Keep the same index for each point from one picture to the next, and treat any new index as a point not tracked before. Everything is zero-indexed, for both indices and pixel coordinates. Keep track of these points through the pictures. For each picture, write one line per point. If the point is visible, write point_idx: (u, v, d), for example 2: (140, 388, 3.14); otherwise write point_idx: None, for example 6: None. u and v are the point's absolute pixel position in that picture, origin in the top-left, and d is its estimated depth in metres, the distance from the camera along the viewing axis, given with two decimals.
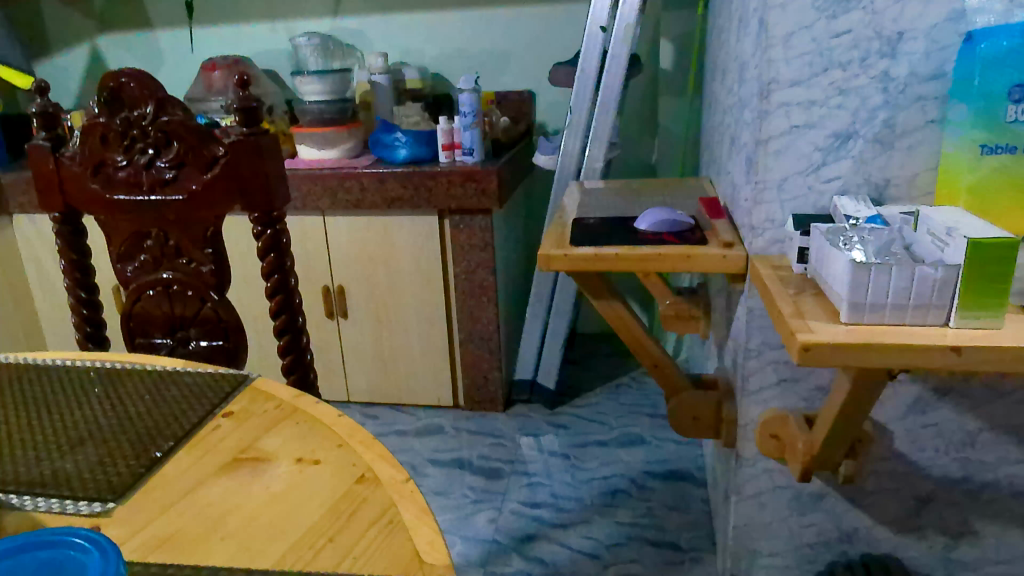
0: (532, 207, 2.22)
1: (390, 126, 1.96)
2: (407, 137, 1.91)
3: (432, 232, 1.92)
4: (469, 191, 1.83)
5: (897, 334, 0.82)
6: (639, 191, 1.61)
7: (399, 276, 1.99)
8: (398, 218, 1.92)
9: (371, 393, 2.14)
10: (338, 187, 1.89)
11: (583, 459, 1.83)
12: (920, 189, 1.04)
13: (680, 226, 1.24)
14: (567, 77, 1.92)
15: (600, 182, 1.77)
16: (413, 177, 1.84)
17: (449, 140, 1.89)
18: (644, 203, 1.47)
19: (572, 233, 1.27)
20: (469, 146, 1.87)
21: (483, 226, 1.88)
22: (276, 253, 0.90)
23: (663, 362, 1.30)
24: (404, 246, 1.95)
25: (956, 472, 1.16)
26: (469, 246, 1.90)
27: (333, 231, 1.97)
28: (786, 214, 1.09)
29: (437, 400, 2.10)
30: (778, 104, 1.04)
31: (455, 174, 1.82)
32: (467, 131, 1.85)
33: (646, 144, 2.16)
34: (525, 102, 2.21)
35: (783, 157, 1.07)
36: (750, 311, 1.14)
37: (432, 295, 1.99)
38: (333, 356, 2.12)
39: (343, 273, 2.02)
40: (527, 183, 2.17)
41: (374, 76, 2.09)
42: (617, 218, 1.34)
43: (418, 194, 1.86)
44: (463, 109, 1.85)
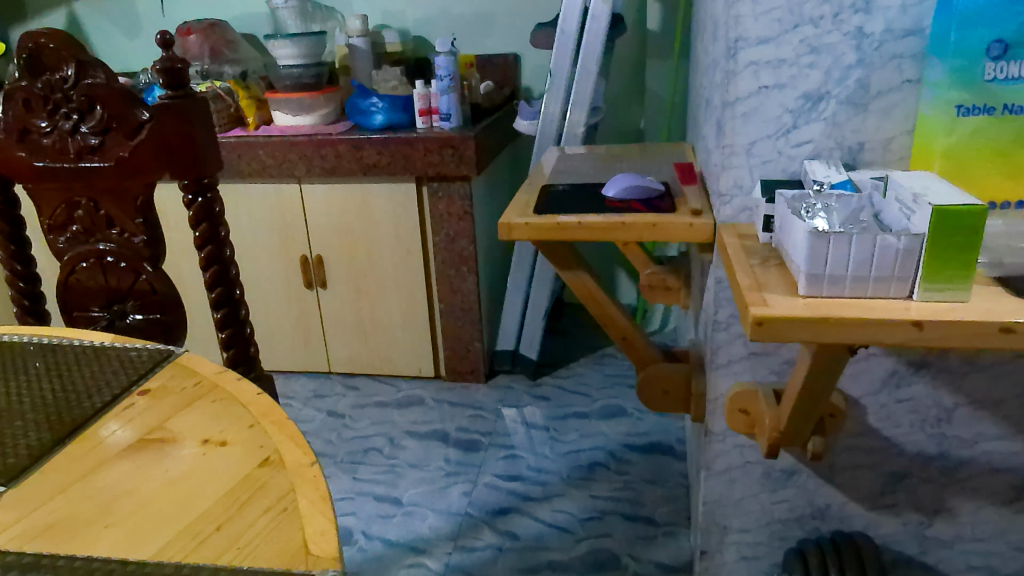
0: (516, 173, 2.17)
1: (368, 91, 1.89)
2: (384, 102, 1.84)
3: (410, 200, 1.87)
4: (446, 159, 1.77)
5: (856, 307, 0.77)
6: (618, 157, 1.56)
7: (379, 246, 1.95)
8: (375, 185, 1.87)
9: (351, 363, 2.10)
10: (313, 154, 1.84)
11: (564, 431, 1.80)
12: (896, 153, 0.99)
13: (648, 193, 1.18)
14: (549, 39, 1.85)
15: (581, 147, 1.71)
16: (390, 145, 1.78)
17: (426, 105, 1.81)
18: (620, 169, 1.42)
19: (539, 200, 1.22)
20: (447, 110, 1.79)
21: (461, 194, 1.83)
22: (208, 223, 0.86)
23: (632, 334, 1.25)
24: (382, 215, 1.91)
25: (931, 449, 1.13)
26: (448, 216, 1.86)
27: (310, 199, 1.92)
28: (755, 180, 1.04)
29: (418, 371, 2.07)
30: (746, 64, 0.99)
31: (432, 140, 1.76)
32: (445, 95, 1.78)
33: (634, 109, 2.09)
34: (510, 66, 2.15)
35: (751, 120, 1.01)
36: (719, 282, 1.09)
37: (411, 264, 1.95)
38: (313, 327, 2.08)
39: (321, 242, 1.97)
40: (511, 149, 2.12)
41: (352, 39, 2.02)
42: (587, 185, 1.29)
43: (394, 160, 1.80)
44: (440, 73, 1.78)
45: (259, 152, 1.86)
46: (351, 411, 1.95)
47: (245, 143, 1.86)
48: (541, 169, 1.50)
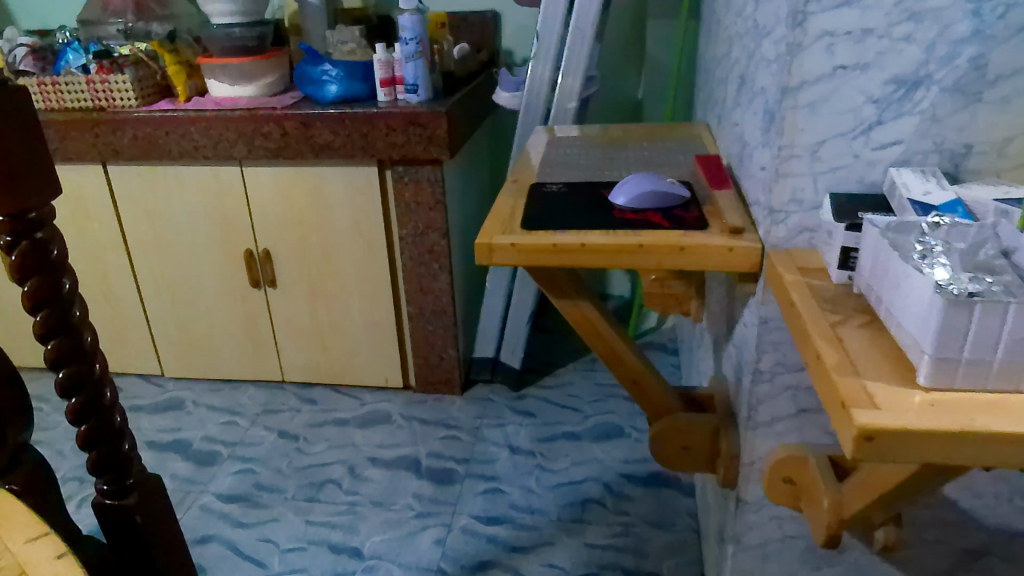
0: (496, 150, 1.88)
1: (319, 56, 1.56)
2: (338, 69, 1.52)
3: (371, 186, 1.58)
4: (411, 139, 1.48)
5: (1004, 411, 0.52)
6: (620, 141, 1.28)
7: (336, 240, 1.65)
8: (330, 169, 1.57)
9: (308, 371, 1.82)
10: (254, 132, 1.52)
11: (551, 457, 1.56)
12: (1012, 159, 0.73)
13: (670, 200, 0.90)
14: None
15: (574, 126, 1.43)
16: (346, 122, 1.48)
17: (388, 74, 1.50)
18: (625, 160, 1.14)
19: (528, 205, 0.94)
20: (413, 80, 1.48)
21: (432, 180, 1.54)
22: (48, 289, 0.70)
23: (643, 376, 1.00)
24: (339, 204, 1.61)
25: (1020, 525, 0.90)
26: (415, 205, 1.57)
27: (254, 184, 1.61)
28: (819, 192, 0.76)
29: (385, 381, 1.80)
30: (818, 35, 0.70)
31: (396, 116, 1.46)
32: (410, 62, 1.47)
33: (631, 76, 1.80)
34: (488, 25, 1.85)
35: (818, 113, 0.73)
36: (764, 323, 0.83)
37: (374, 262, 1.67)
38: (262, 330, 1.79)
39: (268, 233, 1.67)
40: (488, 123, 1.83)
41: None
42: (588, 182, 1.02)
43: (351, 140, 1.50)
44: (403, 35, 1.46)
45: (190, 129, 1.54)
46: (306, 431, 1.68)
47: (171, 117, 1.54)
48: (528, 158, 1.22)
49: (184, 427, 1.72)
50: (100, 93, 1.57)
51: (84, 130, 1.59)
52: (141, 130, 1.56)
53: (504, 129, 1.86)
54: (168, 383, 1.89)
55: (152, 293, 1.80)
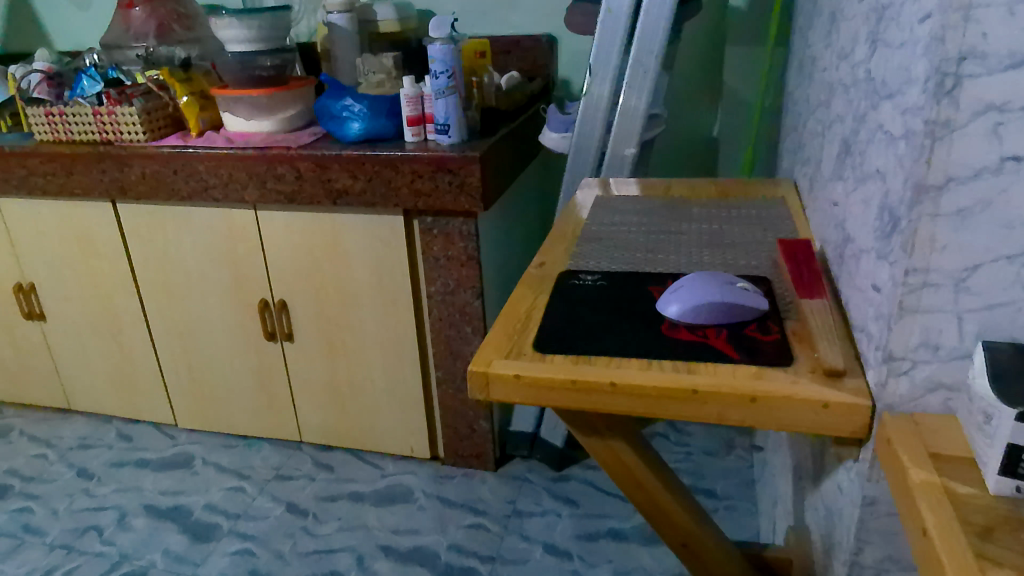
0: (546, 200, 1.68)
1: (342, 88, 1.40)
2: (362, 105, 1.35)
3: (395, 237, 1.39)
4: (438, 187, 1.28)
5: None
6: (684, 202, 1.04)
7: (356, 294, 1.47)
8: (350, 216, 1.40)
9: (326, 434, 1.65)
10: (266, 173, 1.37)
11: (590, 562, 1.31)
12: None
13: (737, 314, 0.66)
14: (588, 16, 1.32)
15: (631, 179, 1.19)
16: (365, 165, 1.30)
17: (416, 111, 1.32)
18: (687, 233, 0.90)
19: (550, 308, 0.72)
20: (444, 117, 1.28)
21: (464, 233, 1.34)
22: None
23: (695, 536, 0.75)
24: (359, 254, 1.43)
25: None
26: (445, 259, 1.38)
27: (267, 227, 1.46)
28: (965, 336, 0.51)
29: (410, 450, 1.60)
30: (973, 110, 0.46)
31: (422, 161, 1.27)
32: (440, 98, 1.27)
33: (706, 111, 1.55)
34: (541, 51, 1.67)
35: (969, 223, 0.49)
36: (873, 506, 0.58)
37: (397, 320, 1.48)
38: (277, 385, 1.63)
39: (283, 282, 1.51)
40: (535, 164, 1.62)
41: (330, 16, 1.54)
42: (631, 272, 0.79)
43: (372, 186, 1.32)
44: (433, 67, 1.25)
45: (198, 167, 1.41)
46: (316, 506, 1.49)
47: (179, 154, 1.41)
48: (573, 214, 1.01)
49: (187, 491, 1.56)
50: (106, 126, 1.47)
51: (90, 165, 1.49)
52: (148, 167, 1.44)
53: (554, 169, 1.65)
54: (181, 435, 1.75)
55: (164, 340, 1.68)
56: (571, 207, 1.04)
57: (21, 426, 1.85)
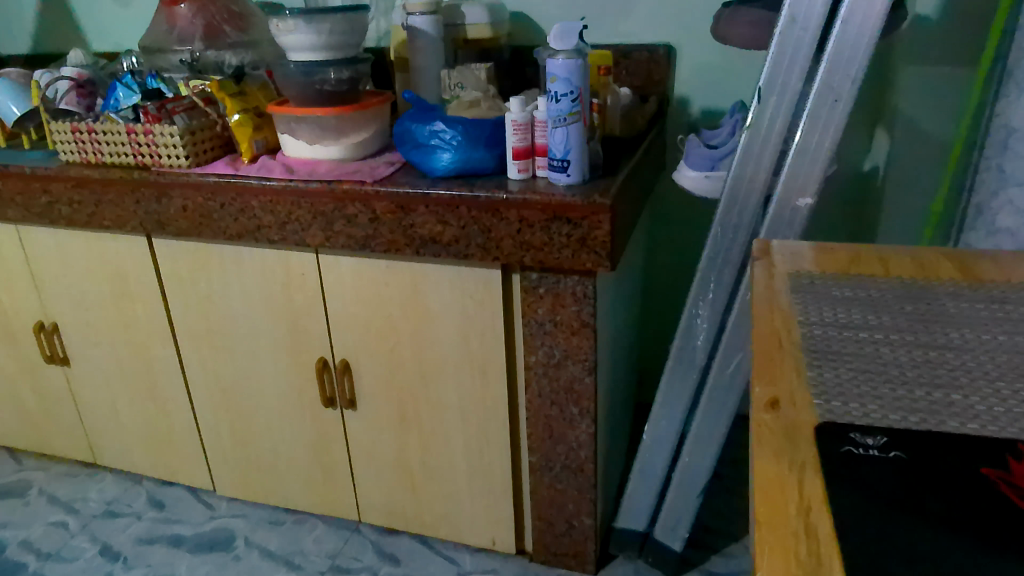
0: (656, 243, 1.51)
1: (429, 109, 1.12)
2: (455, 131, 1.07)
3: (490, 296, 1.12)
4: (553, 239, 1.01)
5: None
6: (918, 284, 0.76)
7: (438, 360, 1.21)
8: (434, 269, 1.13)
9: (391, 516, 1.39)
10: (333, 213, 1.11)
11: None
12: None
13: None
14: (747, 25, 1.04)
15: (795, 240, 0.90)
16: (459, 207, 1.03)
17: (526, 142, 1.04)
18: (965, 352, 0.62)
19: (842, 520, 0.45)
20: (564, 151, 1.00)
21: (579, 294, 1.07)
22: None
23: None
24: (443, 314, 1.17)
25: None
26: (552, 324, 1.10)
27: (332, 277, 1.20)
28: None
29: (491, 543, 1.34)
30: None
31: (536, 207, 1.00)
32: (559, 128, 0.99)
33: (860, 141, 1.30)
34: (659, 63, 1.39)
35: None
36: None
37: (486, 394, 1.21)
38: (335, 458, 1.37)
39: (347, 341, 1.25)
40: (651, 207, 1.46)
41: (411, 18, 1.27)
42: (929, 438, 0.52)
43: (467, 233, 1.05)
44: (553, 88, 0.98)
45: (251, 202, 1.15)
46: None
47: (228, 185, 1.15)
48: (770, 304, 0.73)
49: None
50: (142, 147, 1.22)
51: (123, 194, 1.24)
52: (190, 199, 1.19)
53: (668, 215, 1.48)
54: (221, 505, 1.51)
55: (204, 398, 1.42)
56: (763, 288, 0.76)
57: (41, 483, 1.62)
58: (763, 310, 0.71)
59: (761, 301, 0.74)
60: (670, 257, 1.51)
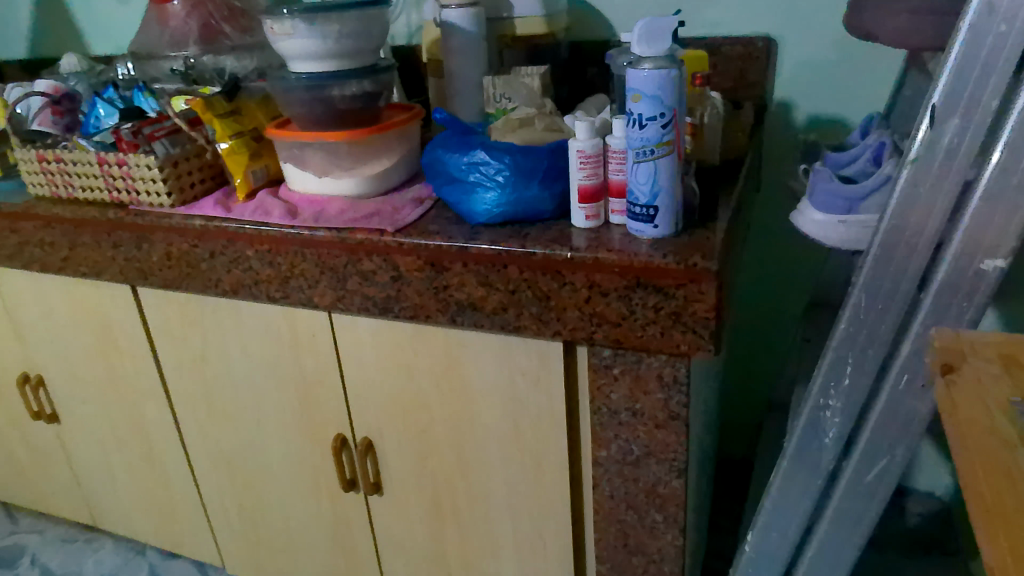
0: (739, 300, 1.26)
1: (467, 133, 0.86)
2: (500, 163, 0.81)
3: (549, 376, 0.87)
4: (635, 313, 0.75)
5: None
6: None
7: (479, 447, 0.96)
8: (476, 340, 0.88)
9: None
10: (347, 269, 0.86)
11: None
12: None
13: None
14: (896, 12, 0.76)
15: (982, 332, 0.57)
16: (509, 268, 0.78)
17: (596, 180, 0.78)
18: None
19: None
20: (650, 195, 0.74)
21: (667, 379, 0.81)
22: None
23: None
24: (487, 394, 0.91)
25: None
26: (629, 413, 0.85)
27: (349, 344, 0.96)
28: None
29: None
30: None
31: (612, 269, 0.74)
32: (644, 163, 0.72)
33: None
34: (755, 60, 1.11)
35: None
36: None
37: (540, 491, 0.95)
38: (359, 546, 1.14)
39: (369, 418, 1.01)
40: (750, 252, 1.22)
41: (446, 13, 1.01)
42: None
43: (518, 300, 0.79)
44: (636, 111, 0.71)
45: (247, 252, 0.91)
46: None
47: (219, 230, 0.92)
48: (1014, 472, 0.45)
49: None
50: (117, 181, 0.99)
51: (99, 236, 1.02)
52: (175, 245, 0.96)
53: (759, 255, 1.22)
54: None
55: (205, 470, 1.20)
56: (956, 425, 0.49)
57: (34, 550, 1.44)
58: (981, 502, 0.44)
59: (968, 463, 0.47)
60: (761, 300, 1.24)
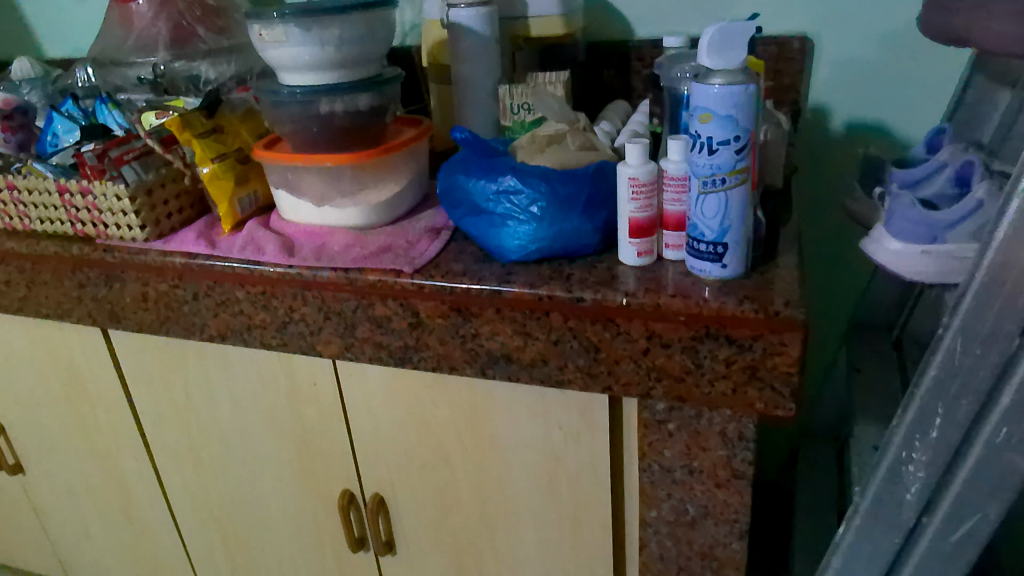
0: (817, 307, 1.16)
1: (492, 156, 0.75)
2: (535, 192, 0.70)
3: (592, 430, 0.76)
4: (701, 366, 0.65)
5: None
6: None
7: (508, 507, 0.85)
8: (507, 392, 0.77)
9: None
10: (357, 316, 0.75)
11: None
12: None
13: None
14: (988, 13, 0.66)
15: None
16: (552, 315, 0.67)
17: (648, 211, 0.67)
18: None
19: None
20: (718, 230, 0.63)
21: (732, 435, 0.71)
22: None
23: None
24: (519, 450, 0.80)
25: None
26: (685, 472, 0.75)
27: (356, 395, 0.84)
28: None
29: None
30: None
31: (675, 317, 0.63)
32: (712, 194, 0.62)
33: None
34: (792, 61, 1.01)
35: None
36: None
37: (578, 553, 0.85)
38: None
39: (380, 474, 0.89)
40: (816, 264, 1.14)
41: (454, 13, 0.89)
42: None
43: (562, 351, 0.68)
44: (704, 133, 0.60)
45: (238, 295, 0.79)
46: None
47: (205, 270, 0.79)
48: None
49: None
50: (81, 212, 0.86)
51: (63, 274, 0.89)
52: (152, 286, 0.83)
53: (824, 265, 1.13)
54: None
55: (192, 526, 1.08)
56: None
57: None
58: None
59: None
60: None
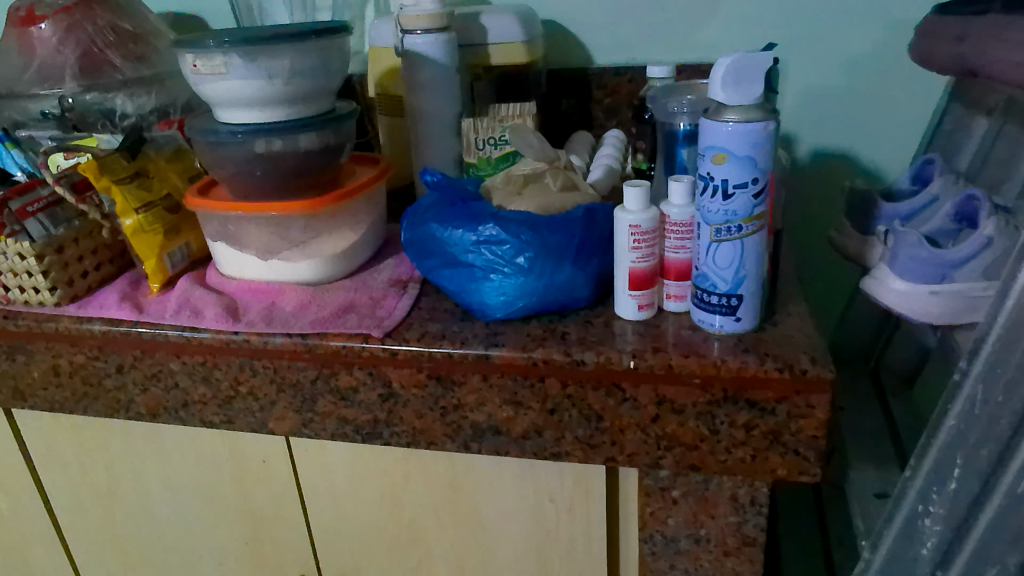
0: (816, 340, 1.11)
1: (467, 201, 0.67)
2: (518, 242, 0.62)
3: (588, 502, 0.68)
4: (718, 433, 0.58)
5: None
6: None
7: None
8: (492, 464, 0.68)
9: None
10: (319, 387, 0.65)
11: None
12: None
13: None
14: (987, 41, 0.62)
15: None
16: (549, 382, 0.59)
17: (651, 260, 0.60)
18: None
19: None
20: (732, 281, 0.56)
21: (745, 503, 0.64)
22: None
23: None
24: (504, 526, 0.72)
25: None
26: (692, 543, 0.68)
27: (315, 472, 0.74)
28: None
29: None
30: None
31: (690, 379, 0.57)
32: (727, 243, 0.55)
33: None
34: None
35: None
36: None
37: None
38: None
39: (343, 558, 0.79)
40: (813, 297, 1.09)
41: (409, 40, 0.81)
42: None
43: (559, 421, 0.61)
44: (719, 177, 0.54)
45: (174, 366, 0.68)
46: None
47: (132, 339, 0.68)
48: None
49: None
50: None
51: None
52: (67, 358, 0.71)
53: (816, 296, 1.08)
54: None
55: None
56: None
57: None
58: None
59: None
60: None
